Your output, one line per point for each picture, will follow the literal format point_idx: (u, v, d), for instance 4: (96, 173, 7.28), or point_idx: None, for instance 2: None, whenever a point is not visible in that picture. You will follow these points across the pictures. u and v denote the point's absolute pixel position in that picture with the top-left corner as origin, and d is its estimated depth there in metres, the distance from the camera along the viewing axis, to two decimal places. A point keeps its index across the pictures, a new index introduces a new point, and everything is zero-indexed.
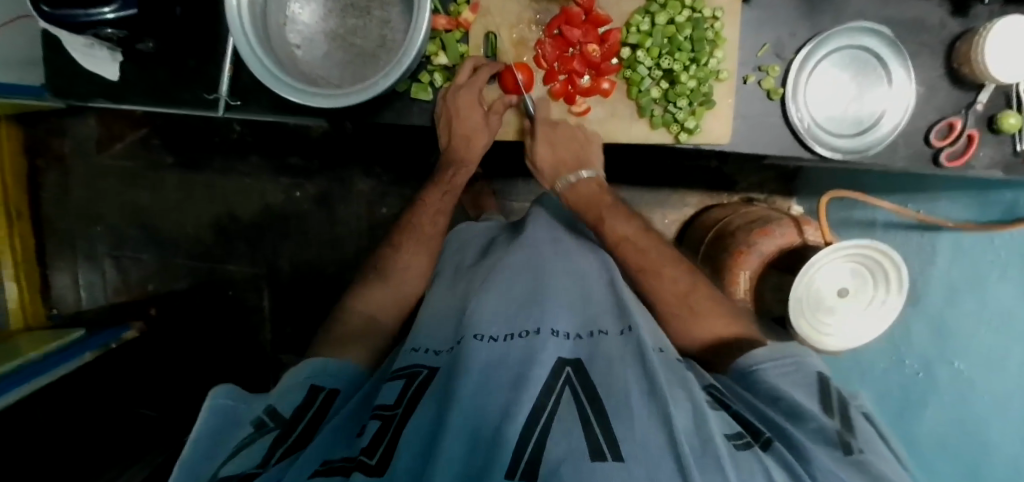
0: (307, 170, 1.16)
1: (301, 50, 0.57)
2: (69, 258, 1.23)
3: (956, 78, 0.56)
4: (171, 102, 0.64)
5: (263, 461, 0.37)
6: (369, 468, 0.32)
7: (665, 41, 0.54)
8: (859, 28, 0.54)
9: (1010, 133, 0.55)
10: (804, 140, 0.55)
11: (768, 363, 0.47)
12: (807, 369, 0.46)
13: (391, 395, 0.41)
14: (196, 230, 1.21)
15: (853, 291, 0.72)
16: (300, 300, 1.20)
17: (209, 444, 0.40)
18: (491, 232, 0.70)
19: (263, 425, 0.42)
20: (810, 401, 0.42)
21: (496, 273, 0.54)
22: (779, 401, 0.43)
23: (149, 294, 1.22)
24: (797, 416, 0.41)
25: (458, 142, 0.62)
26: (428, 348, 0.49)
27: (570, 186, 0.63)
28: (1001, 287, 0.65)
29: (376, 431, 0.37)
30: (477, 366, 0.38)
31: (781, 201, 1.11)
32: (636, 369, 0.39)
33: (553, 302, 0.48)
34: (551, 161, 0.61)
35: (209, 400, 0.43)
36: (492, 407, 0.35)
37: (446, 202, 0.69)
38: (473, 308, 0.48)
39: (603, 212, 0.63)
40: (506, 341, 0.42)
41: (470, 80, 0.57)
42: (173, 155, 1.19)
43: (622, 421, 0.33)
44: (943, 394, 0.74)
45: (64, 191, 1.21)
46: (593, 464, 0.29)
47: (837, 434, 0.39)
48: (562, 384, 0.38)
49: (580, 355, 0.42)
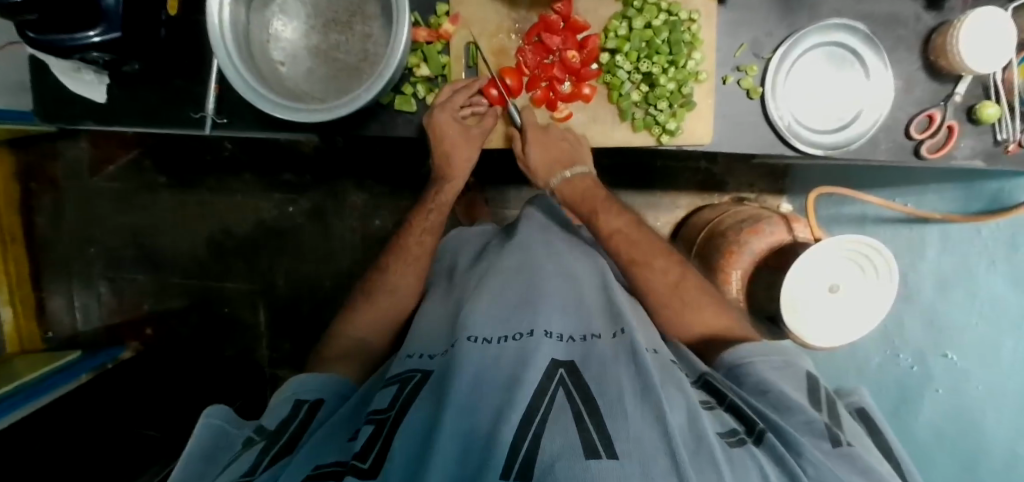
0: (299, 185, 1.16)
1: (286, 66, 0.58)
2: (64, 281, 1.23)
3: (933, 70, 0.57)
4: (159, 122, 0.64)
5: (252, 468, 0.37)
6: (362, 472, 0.32)
7: (643, 45, 0.55)
8: (833, 25, 0.55)
9: (989, 123, 0.56)
10: (784, 137, 0.56)
11: (754, 360, 0.47)
12: (796, 368, 0.46)
13: (384, 400, 0.41)
14: (191, 249, 1.21)
15: (844, 283, 0.72)
16: (297, 315, 1.19)
17: (203, 464, 0.40)
18: (486, 236, 0.70)
19: (251, 441, 0.42)
20: (799, 395, 0.43)
21: (491, 278, 0.54)
22: (766, 393, 0.43)
23: (145, 313, 1.22)
24: (784, 408, 0.41)
25: (440, 158, 0.63)
26: (423, 352, 0.48)
27: (566, 181, 0.63)
28: (991, 278, 0.67)
29: (369, 434, 0.37)
30: (472, 367, 0.39)
31: (772, 199, 1.11)
32: (628, 368, 0.39)
33: (549, 304, 0.48)
34: (544, 161, 0.60)
35: (203, 419, 0.44)
36: (484, 407, 0.35)
37: (433, 222, 0.67)
38: (468, 311, 0.48)
39: (592, 198, 0.63)
40: (500, 343, 0.42)
41: (449, 101, 0.57)
42: (166, 174, 1.19)
43: (616, 419, 0.33)
44: (937, 387, 0.76)
45: (59, 214, 1.22)
46: (588, 461, 0.29)
47: (825, 426, 0.38)
48: (557, 383, 0.37)
49: (574, 356, 0.42)
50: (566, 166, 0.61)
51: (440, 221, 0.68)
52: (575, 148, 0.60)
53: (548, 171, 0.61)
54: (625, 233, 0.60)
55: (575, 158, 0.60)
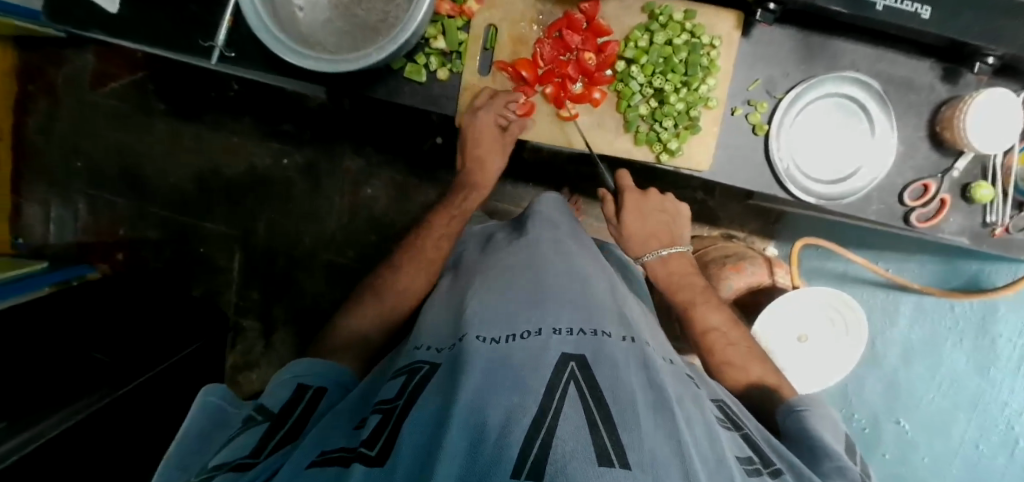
0: (297, 138, 1.15)
1: (303, 12, 0.57)
2: (44, 190, 1.20)
3: (937, 141, 0.57)
4: (166, 44, 0.63)
5: (253, 451, 0.37)
6: (369, 459, 0.31)
7: (660, 60, 0.55)
8: (848, 78, 0.56)
9: (982, 204, 0.57)
10: (780, 179, 0.56)
11: (804, 409, 0.49)
12: (836, 422, 0.49)
13: (392, 390, 0.40)
14: (176, 181, 1.19)
15: (811, 333, 0.73)
16: (272, 268, 1.19)
17: (201, 443, 0.41)
18: (492, 229, 0.71)
19: (251, 419, 0.41)
20: (837, 446, 0.45)
21: (498, 277, 0.53)
22: (805, 439, 0.46)
23: (117, 237, 1.20)
24: (819, 455, 0.43)
25: (474, 166, 0.66)
26: (430, 345, 0.47)
27: (662, 260, 0.68)
28: (957, 355, 0.69)
29: (377, 423, 0.35)
30: (482, 361, 0.37)
31: (759, 242, 1.13)
32: (641, 377, 0.38)
33: (558, 301, 0.47)
34: (642, 231, 0.69)
35: (203, 397, 0.45)
36: (495, 402, 0.33)
37: (452, 227, 0.66)
38: (472, 312, 0.47)
39: (690, 289, 0.66)
40: (507, 344, 0.41)
41: (488, 105, 0.57)
42: (167, 102, 1.17)
43: (629, 426, 0.31)
44: (885, 452, 0.79)
45: (50, 121, 1.19)
46: (600, 468, 0.27)
47: (856, 474, 0.41)
48: (567, 379, 0.35)
49: (584, 351, 0.39)
50: (665, 244, 0.69)
51: (461, 224, 0.67)
52: (674, 226, 0.71)
53: (642, 248, 0.69)
54: (723, 332, 0.62)
55: (590, 143, 0.58)
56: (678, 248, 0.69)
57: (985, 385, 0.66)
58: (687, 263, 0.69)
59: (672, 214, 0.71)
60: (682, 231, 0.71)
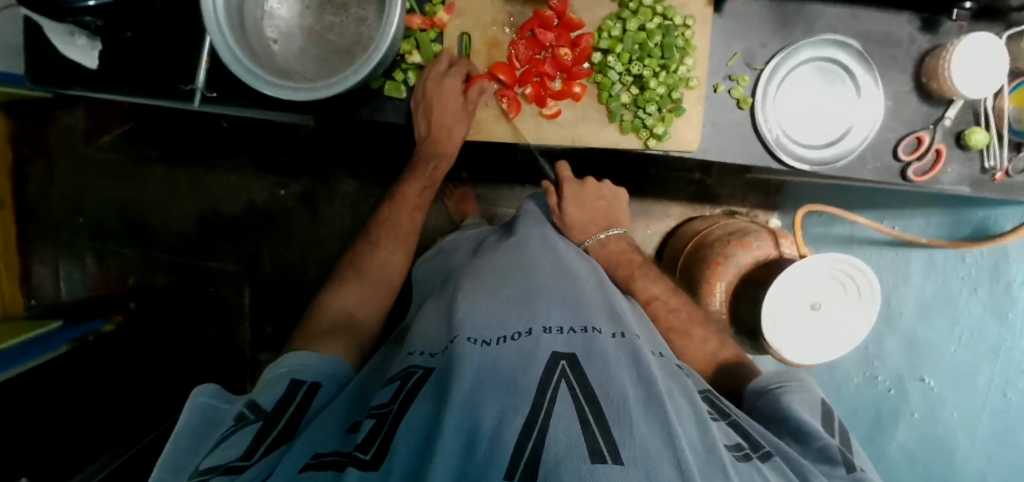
0: (292, 168, 1.16)
1: (278, 44, 0.57)
2: (51, 249, 1.22)
3: (925, 93, 0.57)
4: (149, 93, 0.64)
5: (247, 453, 0.36)
6: (363, 463, 0.31)
7: (636, 47, 0.55)
8: (826, 41, 0.55)
9: (978, 149, 0.56)
10: (771, 149, 0.56)
11: (780, 386, 0.47)
12: (812, 394, 0.47)
13: (386, 396, 0.40)
14: (178, 225, 1.20)
15: (825, 301, 0.71)
16: (283, 300, 1.20)
17: (192, 442, 0.39)
18: (482, 235, 0.70)
19: (244, 418, 0.40)
20: (815, 421, 0.43)
21: (487, 278, 0.53)
22: (783, 419, 0.43)
23: (127, 287, 1.21)
24: (801, 434, 0.41)
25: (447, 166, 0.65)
26: (423, 350, 0.47)
27: (602, 242, 0.69)
28: (972, 304, 0.72)
29: (371, 428, 0.36)
30: (473, 365, 0.37)
31: (762, 215, 1.12)
32: (631, 372, 0.37)
33: (547, 300, 0.47)
34: (583, 216, 0.70)
35: (191, 398, 0.42)
36: (488, 405, 0.33)
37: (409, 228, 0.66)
38: (466, 310, 0.47)
39: (629, 264, 0.67)
40: (499, 345, 0.40)
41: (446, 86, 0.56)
42: (160, 149, 1.18)
43: (621, 420, 0.31)
44: (915, 411, 0.79)
45: (49, 181, 1.20)
46: (592, 465, 0.27)
47: (839, 452, 0.39)
48: (558, 376, 0.35)
49: (575, 348, 0.39)
50: (603, 227, 0.71)
51: (424, 213, 0.68)
52: (610, 209, 0.73)
53: (582, 231, 0.69)
54: (663, 300, 0.63)
55: (576, 135, 0.58)
56: (615, 231, 0.71)
57: (1006, 333, 0.70)
58: (626, 244, 0.71)
59: (606, 199, 0.73)
60: (618, 216, 0.74)
